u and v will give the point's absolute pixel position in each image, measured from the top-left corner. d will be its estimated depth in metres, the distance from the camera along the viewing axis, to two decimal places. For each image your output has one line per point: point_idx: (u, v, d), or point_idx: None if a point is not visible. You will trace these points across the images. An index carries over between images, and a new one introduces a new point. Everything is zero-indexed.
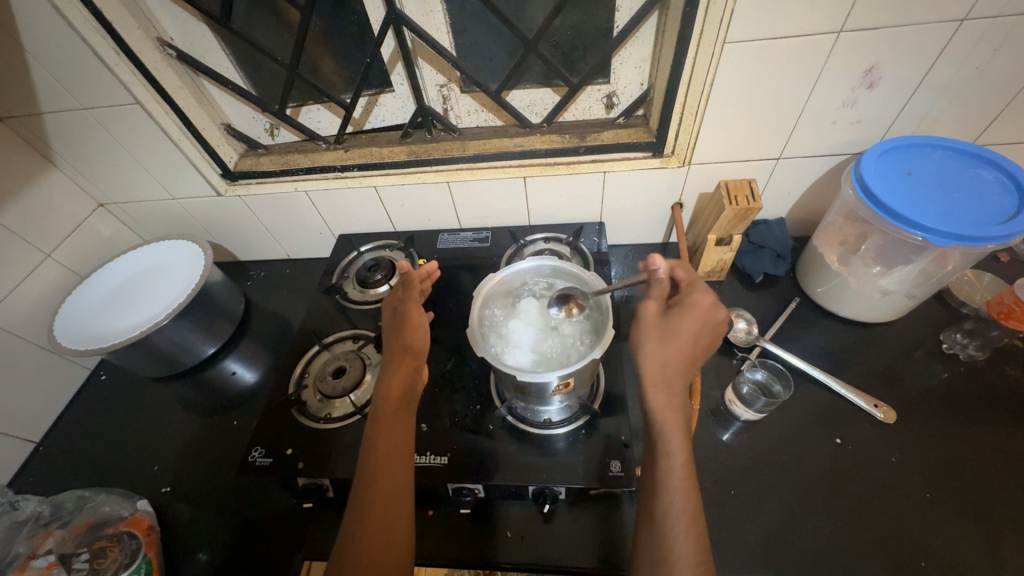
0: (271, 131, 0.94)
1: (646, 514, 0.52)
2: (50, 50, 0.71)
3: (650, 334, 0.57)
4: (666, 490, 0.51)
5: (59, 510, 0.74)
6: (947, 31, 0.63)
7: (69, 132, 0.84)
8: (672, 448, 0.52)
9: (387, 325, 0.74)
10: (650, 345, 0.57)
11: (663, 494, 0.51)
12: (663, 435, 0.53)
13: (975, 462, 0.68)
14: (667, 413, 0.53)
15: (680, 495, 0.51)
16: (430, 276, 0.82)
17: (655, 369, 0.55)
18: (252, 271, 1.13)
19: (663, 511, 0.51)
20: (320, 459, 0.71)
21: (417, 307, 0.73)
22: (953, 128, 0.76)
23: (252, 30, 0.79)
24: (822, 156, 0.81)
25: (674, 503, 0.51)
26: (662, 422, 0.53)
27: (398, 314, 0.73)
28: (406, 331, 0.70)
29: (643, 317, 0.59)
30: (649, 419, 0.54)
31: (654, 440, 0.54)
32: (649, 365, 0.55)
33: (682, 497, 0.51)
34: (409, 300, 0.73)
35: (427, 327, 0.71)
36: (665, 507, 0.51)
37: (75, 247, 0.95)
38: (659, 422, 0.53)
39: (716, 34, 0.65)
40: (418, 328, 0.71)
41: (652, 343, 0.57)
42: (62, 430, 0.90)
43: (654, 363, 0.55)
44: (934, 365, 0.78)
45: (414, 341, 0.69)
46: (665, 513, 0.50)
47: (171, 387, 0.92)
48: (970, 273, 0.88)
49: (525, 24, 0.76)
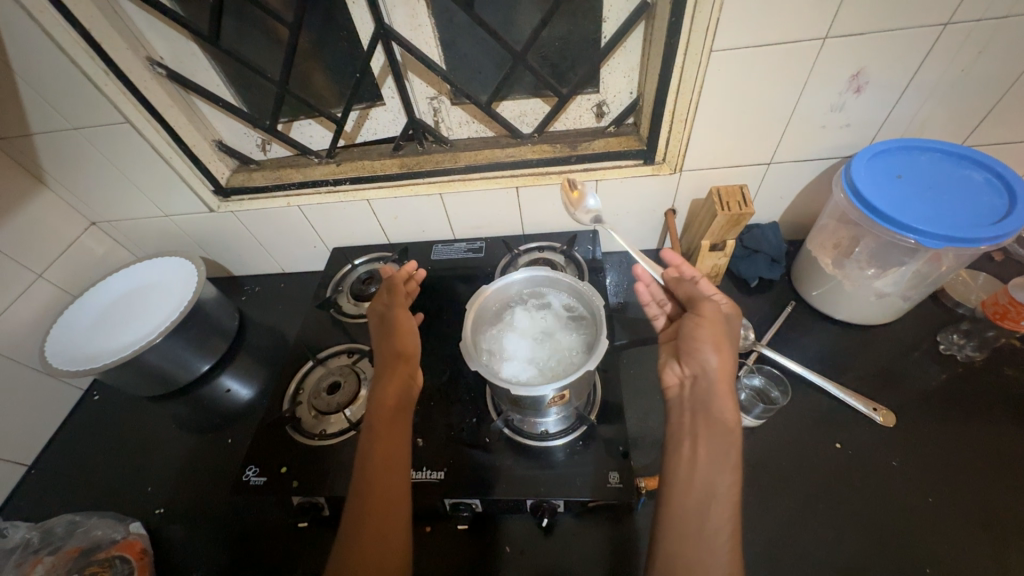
0: (263, 146, 0.94)
1: (695, 526, 0.51)
2: (39, 70, 0.71)
3: (716, 340, 0.58)
4: (717, 508, 0.51)
5: (49, 537, 0.72)
6: (931, 35, 0.64)
7: (60, 152, 0.83)
8: (731, 462, 0.53)
9: (375, 332, 0.74)
10: (715, 348, 0.58)
11: (714, 505, 0.51)
12: (722, 439, 0.54)
13: (976, 463, 0.67)
14: (733, 422, 0.55)
15: (729, 510, 0.51)
16: (414, 278, 0.86)
17: (726, 372, 0.57)
18: (247, 286, 1.12)
19: (713, 526, 0.50)
20: (315, 477, 0.70)
21: (405, 313, 0.73)
22: (942, 129, 0.77)
23: (242, 47, 0.79)
24: (812, 160, 0.81)
25: (720, 519, 0.51)
26: (730, 429, 0.54)
27: (386, 321, 0.73)
28: (396, 338, 0.70)
29: (705, 318, 0.60)
30: (714, 421, 0.55)
31: (714, 448, 0.54)
32: (720, 371, 0.57)
33: (731, 512, 0.51)
34: (397, 306, 0.74)
35: (417, 333, 0.72)
36: (717, 521, 0.50)
37: (67, 266, 0.94)
38: (728, 428, 0.54)
39: (702, 42, 0.65)
40: (410, 332, 0.71)
41: (723, 351, 0.58)
42: (55, 452, 0.89)
43: (727, 372, 0.57)
44: (932, 366, 0.78)
45: (404, 346, 0.69)
46: (714, 531, 0.50)
47: (165, 406, 0.92)
48: (964, 273, 0.88)
49: (514, 35, 0.76)
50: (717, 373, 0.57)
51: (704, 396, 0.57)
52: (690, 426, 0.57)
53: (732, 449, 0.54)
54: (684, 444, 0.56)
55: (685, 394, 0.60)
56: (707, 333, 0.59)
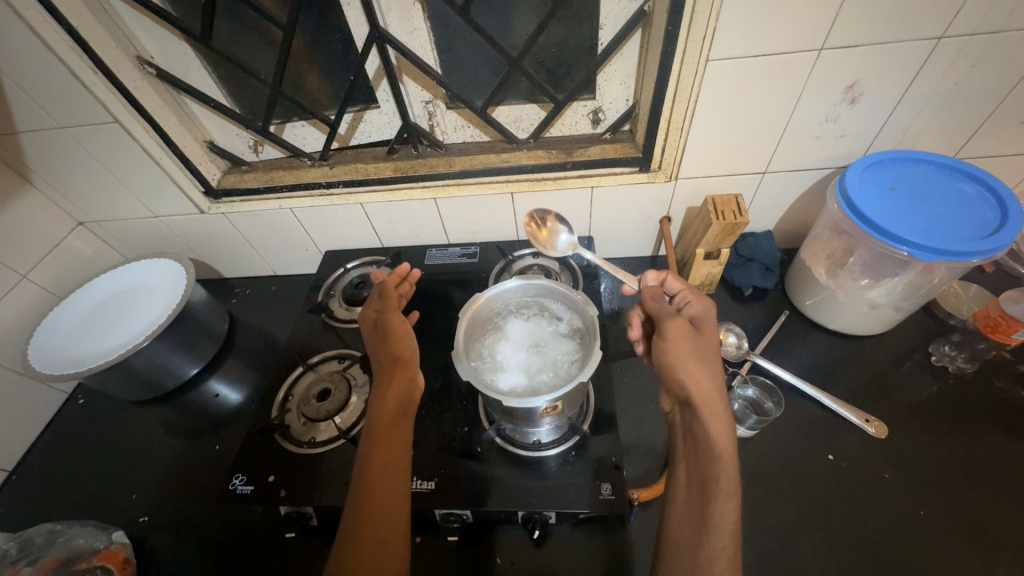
0: (255, 148, 0.92)
1: (686, 555, 0.50)
2: (25, 69, 0.69)
3: (689, 360, 0.57)
4: (713, 535, 0.50)
5: (28, 547, 0.70)
6: (926, 47, 0.64)
7: (46, 151, 0.82)
8: (723, 486, 0.51)
9: (369, 339, 0.72)
10: (690, 366, 0.56)
11: (710, 535, 0.50)
12: (716, 470, 0.52)
13: (967, 475, 0.68)
14: (723, 444, 0.53)
15: (726, 539, 0.49)
16: (409, 279, 0.85)
17: (705, 392, 0.55)
18: (238, 288, 1.11)
19: (708, 555, 0.49)
20: (304, 486, 0.69)
21: (399, 316, 0.71)
22: (935, 142, 0.77)
23: (234, 48, 0.78)
24: (807, 170, 0.81)
25: (720, 547, 0.49)
26: (723, 457, 0.52)
27: (380, 326, 0.71)
28: (393, 342, 0.68)
29: (672, 338, 0.58)
30: (704, 449, 0.53)
31: (706, 476, 0.52)
32: (699, 392, 0.55)
33: (728, 539, 0.50)
34: (388, 311, 0.72)
35: (412, 335, 0.69)
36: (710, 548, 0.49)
37: (52, 267, 0.92)
38: (717, 454, 0.52)
39: (699, 51, 0.65)
40: (405, 336, 0.68)
41: (696, 368, 0.56)
42: (38, 457, 0.87)
43: (706, 391, 0.55)
44: (924, 377, 0.78)
45: (402, 351, 0.67)
46: (709, 559, 0.49)
47: (152, 411, 0.90)
48: (956, 284, 0.89)
49: (510, 40, 0.76)
50: (696, 394, 0.55)
51: (691, 423, 0.56)
52: (684, 451, 0.56)
53: (723, 471, 0.52)
54: (678, 471, 0.56)
55: (677, 421, 0.59)
56: (681, 354, 0.57)
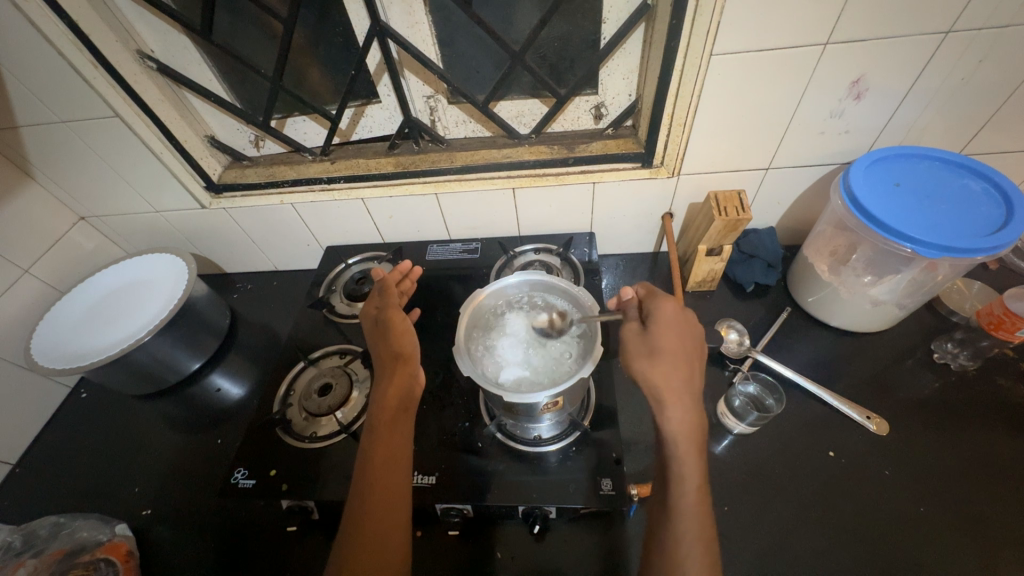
0: (256, 142, 0.92)
1: (657, 541, 0.52)
2: (25, 62, 0.69)
3: (644, 356, 0.57)
4: (680, 519, 0.51)
5: (33, 539, 0.71)
6: (933, 42, 0.63)
7: (47, 145, 0.82)
8: (687, 471, 0.52)
9: (370, 335, 0.72)
10: (645, 368, 0.56)
11: (677, 520, 0.51)
12: (676, 457, 0.53)
13: (967, 471, 0.68)
14: (683, 429, 0.53)
15: (694, 522, 0.51)
16: (409, 276, 0.85)
17: (664, 382, 0.55)
18: (239, 283, 1.11)
19: (675, 540, 0.50)
20: (306, 480, 0.69)
21: (400, 313, 0.70)
22: (941, 137, 0.76)
23: (235, 42, 0.78)
24: (811, 166, 0.80)
25: (689, 530, 0.50)
26: (680, 445, 0.53)
27: (381, 322, 0.70)
28: (394, 338, 0.68)
29: (628, 345, 0.60)
30: (663, 439, 0.54)
31: (668, 463, 0.53)
32: (657, 385, 0.55)
33: (694, 523, 0.51)
34: (389, 307, 0.71)
35: (413, 332, 0.69)
36: (676, 533, 0.50)
37: (54, 262, 0.92)
38: (676, 440, 0.53)
39: (703, 45, 0.64)
40: (406, 333, 0.68)
41: (652, 364, 0.56)
42: (41, 450, 0.88)
43: (664, 381, 0.55)
44: (926, 374, 0.78)
45: (402, 347, 0.67)
46: (677, 544, 0.50)
47: (154, 405, 0.90)
48: (959, 282, 0.88)
49: (512, 35, 0.75)
50: (654, 389, 0.55)
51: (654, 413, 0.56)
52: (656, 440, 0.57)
53: (685, 455, 0.53)
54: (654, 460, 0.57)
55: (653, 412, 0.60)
56: (636, 352, 0.58)
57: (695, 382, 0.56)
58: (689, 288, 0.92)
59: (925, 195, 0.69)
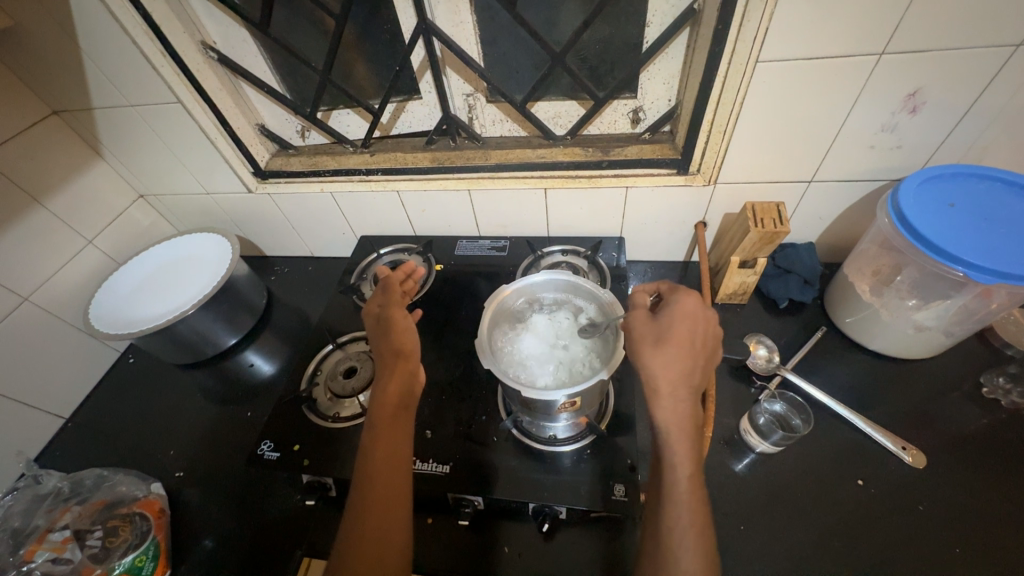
0: (302, 133, 0.97)
1: (653, 526, 0.51)
2: (104, 49, 0.75)
3: (659, 349, 0.54)
4: (674, 506, 0.50)
5: (79, 487, 0.77)
6: (1002, 55, 0.59)
7: (116, 126, 0.88)
8: (678, 459, 0.51)
9: (371, 334, 0.71)
10: (651, 357, 0.54)
11: (671, 507, 0.50)
12: (669, 447, 0.51)
13: (1011, 514, 0.63)
14: (680, 421, 0.52)
15: (686, 509, 0.50)
16: (411, 275, 0.84)
17: (670, 378, 0.53)
18: (277, 266, 1.16)
19: (668, 525, 0.50)
20: (326, 458, 0.71)
21: (403, 312, 0.70)
22: (1004, 157, 0.72)
23: (289, 35, 0.82)
24: (858, 180, 0.77)
25: (682, 518, 0.50)
26: (672, 435, 0.51)
27: (382, 319, 0.70)
28: (394, 336, 0.67)
29: (637, 332, 0.58)
30: (655, 430, 0.53)
31: (661, 452, 0.53)
32: (663, 377, 0.53)
33: (689, 513, 0.50)
34: (392, 305, 0.71)
35: (414, 329, 0.68)
36: (670, 520, 0.50)
37: (115, 235, 1.00)
38: (670, 432, 0.52)
39: (748, 52, 0.63)
40: (406, 330, 0.68)
41: (660, 355, 0.54)
42: (91, 408, 0.95)
43: (669, 373, 0.53)
44: (973, 409, 0.73)
45: (401, 344, 0.66)
46: (671, 531, 0.50)
47: (193, 375, 0.96)
48: (1017, 312, 0.82)
49: (554, 36, 0.76)
50: (655, 379, 0.53)
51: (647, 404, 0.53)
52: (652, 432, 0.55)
53: (677, 447, 0.51)
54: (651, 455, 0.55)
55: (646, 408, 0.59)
56: (646, 344, 0.56)
57: (695, 377, 0.54)
58: (717, 300, 0.90)
59: (977, 212, 0.65)
